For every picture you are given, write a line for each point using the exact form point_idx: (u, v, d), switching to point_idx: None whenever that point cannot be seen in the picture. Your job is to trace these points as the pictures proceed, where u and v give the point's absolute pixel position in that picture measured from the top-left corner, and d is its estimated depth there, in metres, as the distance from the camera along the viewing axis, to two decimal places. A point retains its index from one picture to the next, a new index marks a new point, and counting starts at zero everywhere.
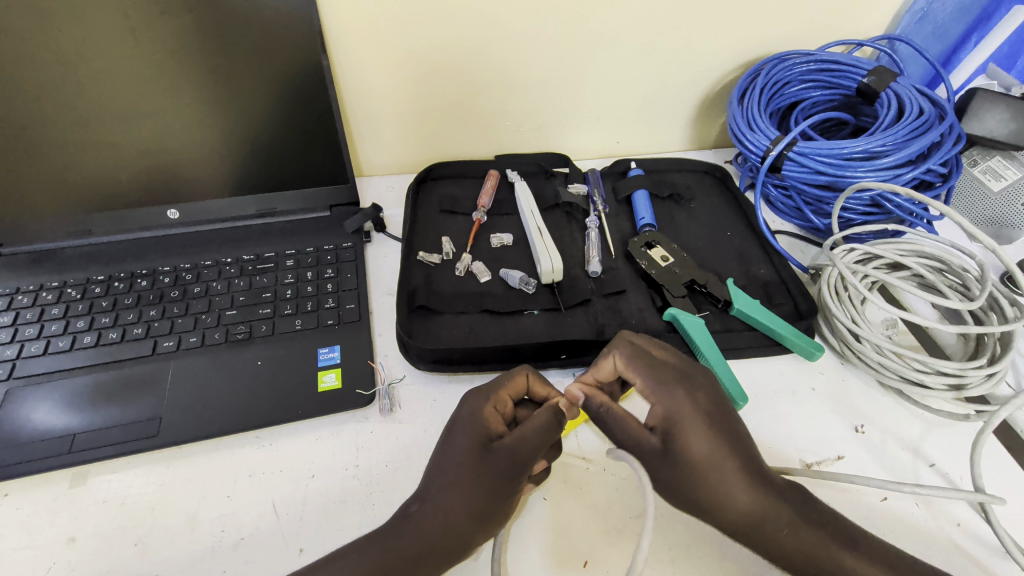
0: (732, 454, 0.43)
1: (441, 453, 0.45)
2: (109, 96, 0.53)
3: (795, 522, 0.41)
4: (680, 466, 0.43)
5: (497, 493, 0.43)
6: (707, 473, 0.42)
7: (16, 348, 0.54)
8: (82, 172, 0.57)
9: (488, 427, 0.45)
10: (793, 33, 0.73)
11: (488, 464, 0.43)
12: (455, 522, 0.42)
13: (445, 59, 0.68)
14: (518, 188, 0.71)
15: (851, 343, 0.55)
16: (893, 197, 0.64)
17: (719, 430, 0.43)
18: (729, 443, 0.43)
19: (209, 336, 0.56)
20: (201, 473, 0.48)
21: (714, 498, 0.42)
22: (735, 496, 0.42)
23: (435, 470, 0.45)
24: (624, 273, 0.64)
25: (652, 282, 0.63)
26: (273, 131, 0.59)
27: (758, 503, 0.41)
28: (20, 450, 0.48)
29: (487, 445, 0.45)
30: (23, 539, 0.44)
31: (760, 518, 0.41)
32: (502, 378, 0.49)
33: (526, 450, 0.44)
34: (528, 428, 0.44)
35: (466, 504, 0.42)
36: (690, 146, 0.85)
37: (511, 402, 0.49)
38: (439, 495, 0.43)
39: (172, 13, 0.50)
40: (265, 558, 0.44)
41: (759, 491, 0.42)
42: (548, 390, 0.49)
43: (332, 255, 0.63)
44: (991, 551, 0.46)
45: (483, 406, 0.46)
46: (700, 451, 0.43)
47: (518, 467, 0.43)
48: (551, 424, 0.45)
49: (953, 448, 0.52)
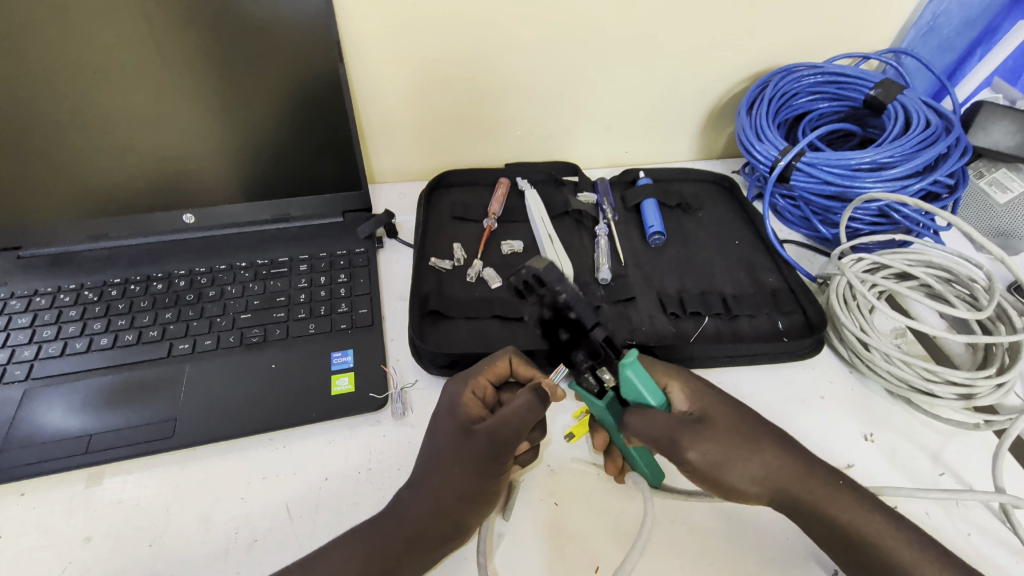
0: (754, 432, 0.45)
1: (428, 445, 0.46)
2: (131, 103, 0.54)
3: (844, 482, 0.44)
4: (716, 443, 0.44)
5: (480, 475, 0.43)
6: (741, 452, 0.44)
7: (35, 349, 0.54)
8: (102, 177, 0.58)
9: (466, 413, 0.46)
10: (802, 46, 0.74)
11: (469, 448, 0.44)
12: (446, 505, 0.43)
13: (457, 68, 0.69)
14: (528, 196, 0.72)
15: (861, 353, 0.56)
16: (901, 208, 0.65)
17: (733, 407, 0.47)
18: (752, 418, 0.46)
19: (224, 339, 0.56)
20: (214, 474, 0.49)
21: (752, 477, 0.43)
22: (770, 468, 0.44)
23: (425, 457, 0.46)
24: (551, 274, 0.54)
25: (565, 303, 0.52)
26: (289, 136, 0.60)
27: (794, 473, 0.44)
28: (35, 450, 0.48)
29: (468, 428, 0.45)
30: (40, 538, 0.45)
31: (804, 487, 0.43)
32: (482, 363, 0.49)
33: (504, 432, 0.43)
34: (507, 411, 0.44)
35: (454, 489, 0.43)
36: (698, 156, 0.86)
37: (491, 386, 0.50)
38: (428, 479, 0.45)
39: (194, 21, 0.51)
40: (279, 560, 0.44)
41: (789, 461, 0.44)
42: (530, 371, 0.49)
43: (345, 260, 0.64)
44: (1005, 556, 0.46)
45: (461, 392, 0.48)
46: (724, 428, 0.45)
47: (499, 449, 0.43)
48: (532, 404, 0.44)
49: (976, 462, 0.52)
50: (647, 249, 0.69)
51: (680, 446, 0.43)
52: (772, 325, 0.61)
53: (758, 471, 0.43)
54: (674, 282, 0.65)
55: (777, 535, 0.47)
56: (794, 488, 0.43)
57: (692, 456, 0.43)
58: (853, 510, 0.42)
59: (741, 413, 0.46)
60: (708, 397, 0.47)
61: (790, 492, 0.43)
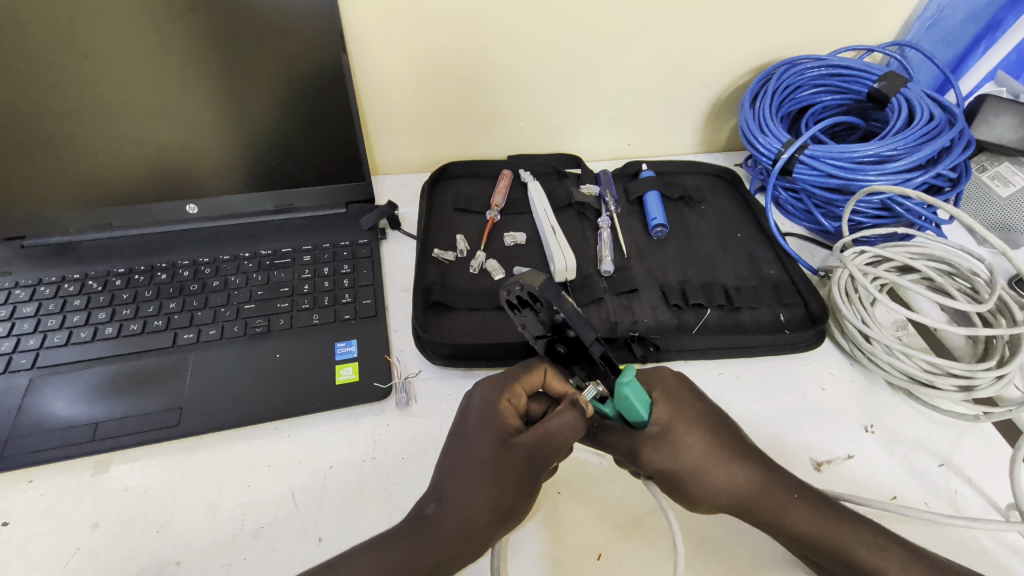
0: (726, 446, 0.45)
1: (458, 454, 0.45)
2: (133, 93, 0.54)
3: (799, 496, 0.43)
4: (679, 458, 0.44)
5: (517, 492, 0.42)
6: (706, 465, 0.44)
7: (40, 338, 0.55)
8: (105, 168, 0.58)
9: (504, 422, 0.45)
10: (807, 39, 0.74)
11: (507, 463, 0.43)
12: (475, 523, 0.42)
13: (460, 59, 0.69)
14: (531, 187, 0.72)
15: (862, 344, 0.56)
16: (904, 201, 0.65)
17: (713, 419, 0.46)
18: (728, 432, 0.46)
19: (229, 329, 0.57)
20: (220, 463, 0.49)
21: (714, 488, 0.43)
22: (736, 480, 0.43)
23: (455, 467, 0.44)
24: (548, 293, 0.44)
25: (564, 322, 0.46)
26: (294, 127, 0.60)
27: (758, 487, 0.43)
28: (42, 437, 0.48)
29: (506, 440, 0.44)
30: (48, 524, 0.45)
31: (764, 500, 0.43)
32: (520, 372, 0.48)
33: (547, 449, 0.43)
34: (554, 429, 0.43)
35: (488, 503, 0.42)
36: (700, 148, 0.86)
37: (525, 396, 0.49)
38: (457, 495, 0.43)
39: (198, 11, 0.51)
40: (282, 547, 0.44)
41: (759, 474, 0.44)
42: (565, 386, 0.48)
43: (348, 251, 0.64)
44: (1001, 549, 0.46)
45: (499, 400, 0.46)
46: (693, 442, 0.44)
47: (538, 465, 0.43)
48: (578, 424, 0.43)
49: (974, 455, 0.52)
50: (649, 242, 0.69)
51: (639, 455, 0.45)
52: (774, 317, 0.61)
53: (722, 484, 0.43)
54: (676, 274, 0.65)
55: None
56: (760, 507, 0.43)
57: (652, 464, 0.44)
58: (828, 516, 0.42)
59: (718, 428, 0.46)
60: (685, 405, 0.47)
61: (749, 504, 0.43)
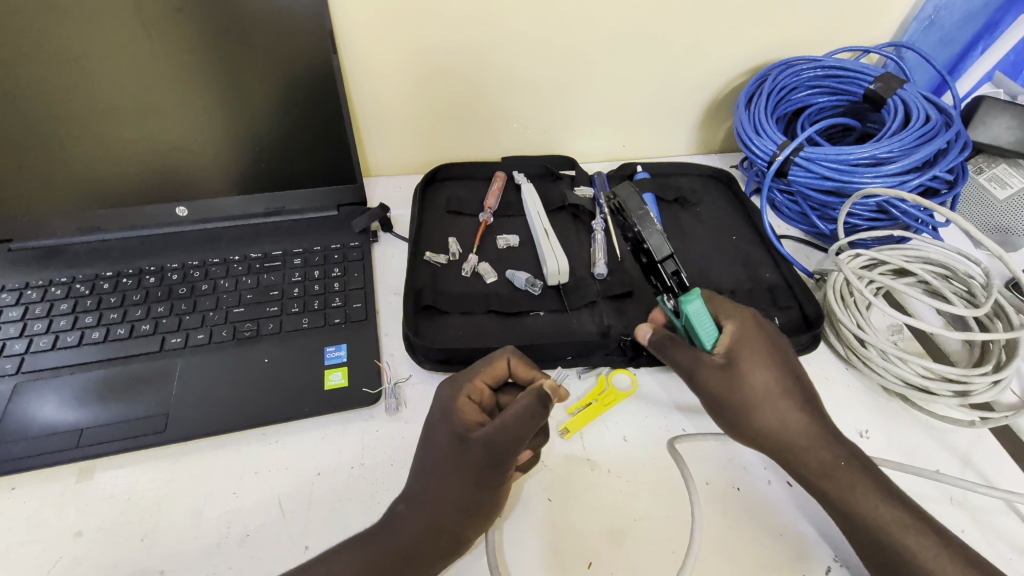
0: (788, 392, 0.46)
1: (424, 452, 0.45)
2: (120, 95, 0.53)
3: (846, 462, 0.44)
4: (735, 387, 0.46)
5: (480, 485, 0.42)
6: (759, 403, 0.45)
7: (25, 343, 0.54)
8: (93, 171, 0.57)
9: (462, 418, 0.44)
10: (803, 40, 0.73)
11: (468, 458, 0.42)
12: (445, 519, 0.42)
13: (454, 60, 0.68)
14: (524, 189, 0.71)
15: (856, 348, 0.55)
16: (900, 204, 0.64)
17: (779, 363, 0.47)
18: (794, 379, 0.47)
19: (217, 333, 0.56)
20: (206, 470, 0.48)
21: (761, 424, 0.45)
22: (788, 425, 0.45)
23: (421, 467, 0.44)
24: None
25: None
26: (284, 129, 0.59)
27: (805, 440, 0.45)
28: (26, 443, 0.48)
29: (464, 435, 0.43)
30: (30, 532, 0.44)
31: (807, 453, 0.45)
32: (478, 366, 0.48)
33: (503, 440, 0.41)
34: (508, 419, 0.41)
35: (455, 499, 0.42)
36: (696, 150, 0.85)
37: (489, 389, 0.48)
38: (428, 492, 0.43)
39: (187, 11, 0.50)
40: (267, 557, 0.44)
41: (811, 428, 0.45)
42: (531, 371, 0.47)
43: (339, 254, 0.64)
44: (996, 558, 0.46)
45: (456, 396, 0.46)
46: (754, 378, 0.46)
47: (498, 457, 0.41)
48: (534, 410, 0.41)
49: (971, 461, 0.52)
50: None
51: (694, 376, 0.48)
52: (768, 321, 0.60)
53: (770, 423, 0.45)
54: None
55: (767, 533, 0.47)
56: (797, 460, 0.45)
57: (704, 387, 0.47)
58: None
59: (783, 375, 0.47)
60: (758, 344, 0.48)
61: (792, 451, 0.45)
